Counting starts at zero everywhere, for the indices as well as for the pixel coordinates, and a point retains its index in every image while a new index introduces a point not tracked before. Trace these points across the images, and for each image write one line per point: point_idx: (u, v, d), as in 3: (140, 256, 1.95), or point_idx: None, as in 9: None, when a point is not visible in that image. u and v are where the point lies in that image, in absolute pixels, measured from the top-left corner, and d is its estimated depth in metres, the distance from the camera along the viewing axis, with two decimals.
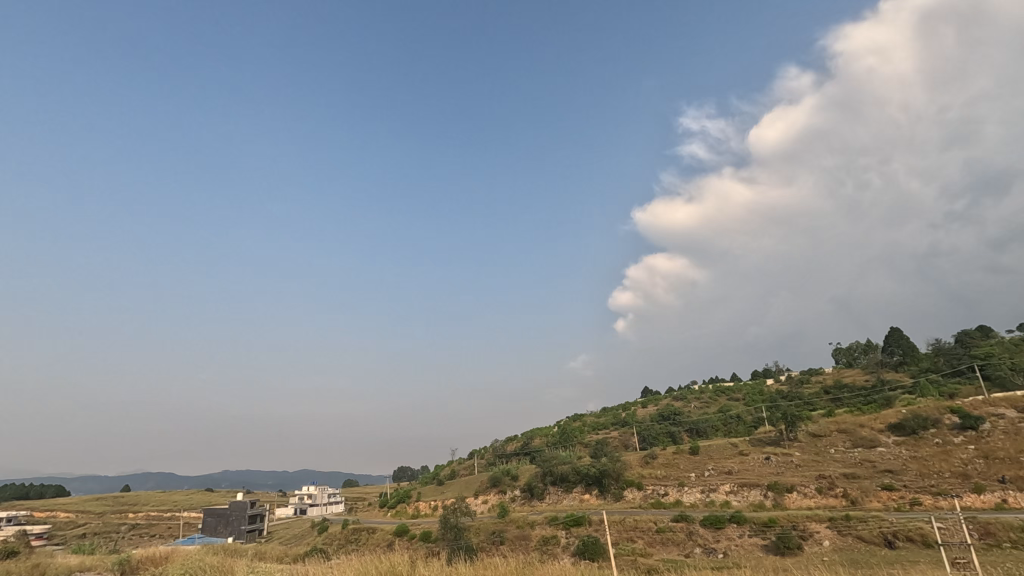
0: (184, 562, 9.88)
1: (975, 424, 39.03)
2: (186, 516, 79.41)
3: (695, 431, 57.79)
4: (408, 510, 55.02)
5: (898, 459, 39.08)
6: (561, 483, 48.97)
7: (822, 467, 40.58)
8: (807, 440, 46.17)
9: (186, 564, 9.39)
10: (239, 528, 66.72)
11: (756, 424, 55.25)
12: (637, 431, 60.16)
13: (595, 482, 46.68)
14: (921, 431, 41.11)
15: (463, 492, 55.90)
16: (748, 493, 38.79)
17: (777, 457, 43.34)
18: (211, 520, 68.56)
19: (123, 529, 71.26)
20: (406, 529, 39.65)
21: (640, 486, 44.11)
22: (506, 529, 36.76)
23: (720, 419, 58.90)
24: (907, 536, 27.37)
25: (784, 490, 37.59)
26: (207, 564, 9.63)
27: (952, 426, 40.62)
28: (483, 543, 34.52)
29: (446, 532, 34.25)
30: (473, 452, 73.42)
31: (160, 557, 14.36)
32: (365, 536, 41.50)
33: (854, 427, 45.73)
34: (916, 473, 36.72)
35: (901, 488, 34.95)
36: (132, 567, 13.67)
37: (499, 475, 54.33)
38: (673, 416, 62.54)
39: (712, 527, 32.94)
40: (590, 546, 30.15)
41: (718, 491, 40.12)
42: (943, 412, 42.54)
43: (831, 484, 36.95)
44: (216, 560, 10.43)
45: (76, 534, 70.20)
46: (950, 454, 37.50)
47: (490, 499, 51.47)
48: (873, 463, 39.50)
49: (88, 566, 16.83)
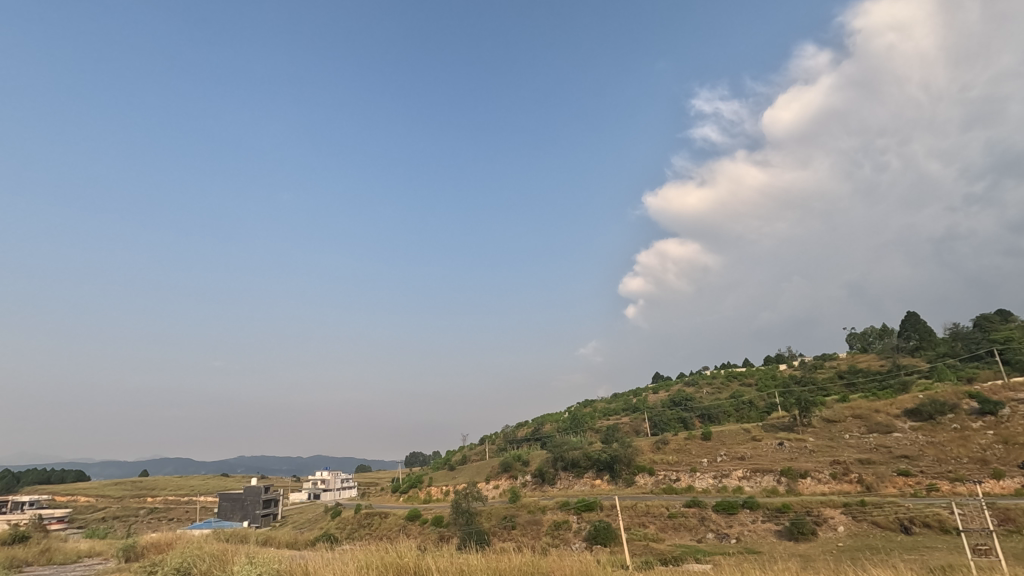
0: (183, 550, 9.33)
1: (994, 409, 38.11)
2: (203, 501, 80.81)
3: (707, 416, 57.27)
4: (419, 495, 55.38)
5: (914, 445, 38.31)
6: (572, 469, 48.82)
7: (837, 452, 39.96)
8: (821, 426, 45.52)
9: (181, 553, 8.82)
10: (253, 512, 67.48)
11: (769, 410, 54.67)
12: (648, 417, 59.85)
13: (606, 467, 46.55)
14: (938, 416, 40.24)
15: (475, 476, 56.01)
16: (761, 478, 38.36)
17: (791, 443, 42.67)
18: (226, 504, 69.38)
19: (142, 513, 72.35)
20: (418, 514, 39.61)
21: (651, 472, 43.80)
22: (517, 514, 36.63)
23: (731, 404, 58.27)
24: (925, 522, 26.84)
25: (798, 476, 37.09)
26: (208, 552, 9.09)
27: (970, 411, 39.70)
28: (494, 528, 34.55)
29: (457, 517, 34.08)
30: (484, 437, 73.43)
31: (166, 543, 14.03)
32: (378, 520, 41.73)
33: (869, 412, 44.96)
34: (933, 459, 36.01)
35: (918, 474, 34.27)
36: (136, 553, 13.31)
37: (510, 460, 54.35)
38: (684, 402, 61.97)
39: (725, 512, 32.47)
40: (601, 531, 29.94)
41: (731, 476, 39.64)
42: (961, 397, 41.68)
43: (846, 470, 36.40)
44: (219, 546, 9.96)
45: (95, 518, 71.60)
46: (969, 439, 36.63)
47: (501, 484, 51.56)
48: (888, 448, 38.80)
49: (96, 552, 16.73)
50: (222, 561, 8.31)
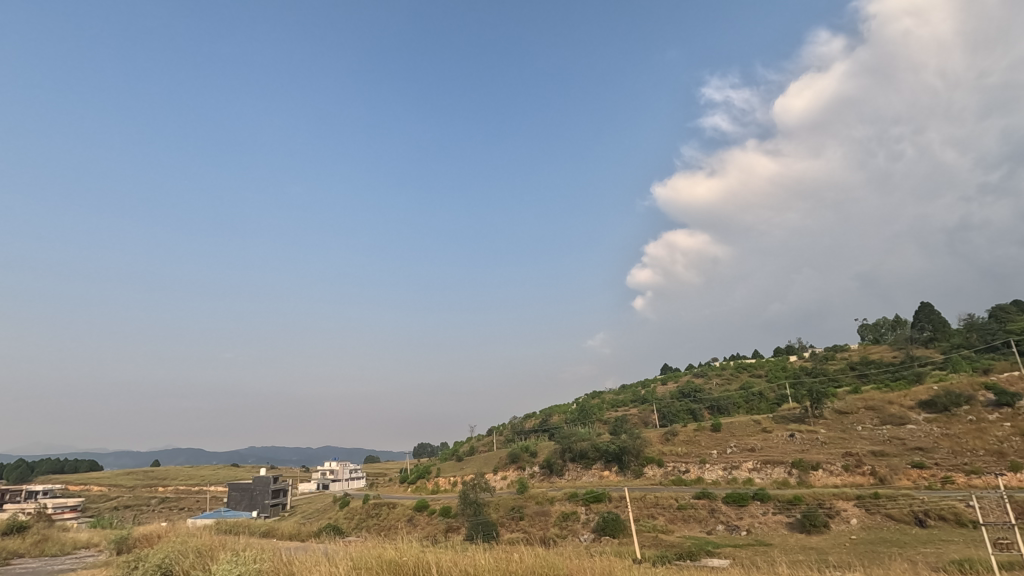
0: (170, 544, 8.80)
1: (1011, 401, 37.13)
2: (214, 491, 81.26)
3: (716, 408, 56.43)
4: (428, 485, 55.33)
5: (929, 437, 37.40)
6: (580, 460, 48.34)
7: (849, 444, 39.12)
8: (833, 417, 44.68)
9: (170, 548, 8.21)
10: (262, 502, 67.59)
11: (780, 401, 53.78)
12: (657, 409, 59.16)
13: (614, 459, 46.07)
14: (953, 408, 39.26)
15: (483, 467, 55.60)
16: (772, 470, 37.65)
17: (801, 434, 41.87)
18: (236, 494, 69.57)
19: (154, 503, 72.54)
20: (426, 504, 39.23)
21: (660, 463, 43.22)
22: (525, 505, 36.17)
23: (741, 395, 57.39)
24: (940, 515, 26.01)
25: (809, 467, 36.34)
26: (195, 545, 8.48)
27: (986, 402, 38.79)
28: (502, 519, 34.18)
29: (465, 507, 33.68)
30: (492, 428, 73.07)
31: (161, 535, 13.52)
32: (386, 511, 41.37)
33: (883, 404, 43.96)
34: (948, 451, 35.13)
35: (933, 466, 33.42)
36: (128, 546, 12.83)
37: (518, 451, 53.85)
38: (692, 393, 61.37)
39: (735, 505, 31.84)
40: (610, 523, 29.34)
41: (741, 468, 39.01)
42: (977, 388, 40.66)
43: (858, 462, 35.62)
44: (210, 541, 9.40)
45: (108, 507, 71.94)
46: (985, 431, 35.59)
47: (509, 476, 51.18)
48: (902, 440, 37.89)
49: (94, 543, 16.47)
50: (208, 559, 7.70)
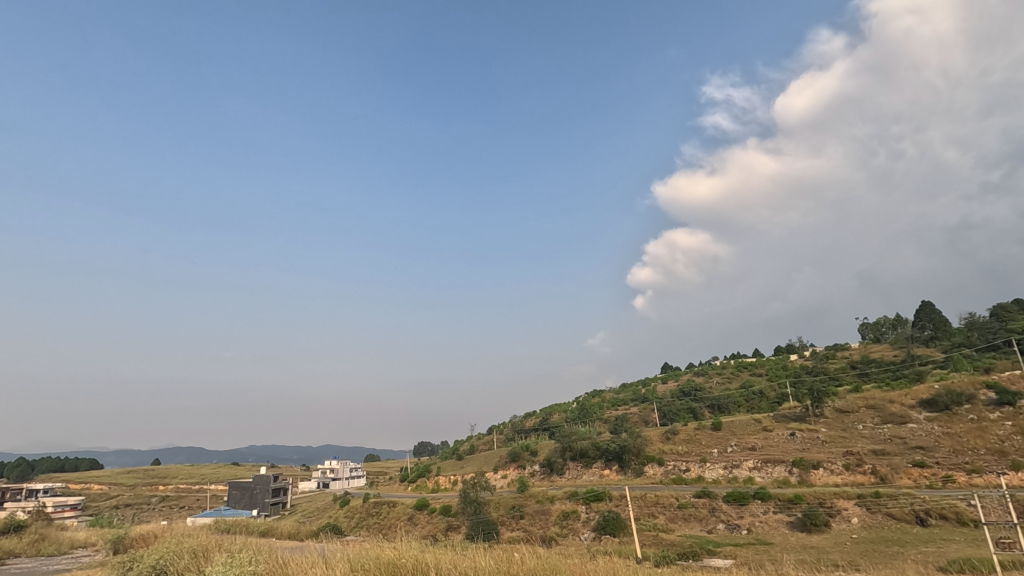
0: (167, 543, 8.70)
1: (1013, 400, 36.97)
2: (215, 489, 81.20)
3: (717, 406, 56.33)
4: (428, 484, 55.25)
5: (929, 436, 37.28)
6: (581, 459, 48.26)
7: (850, 443, 39.00)
8: (834, 416, 44.55)
9: (166, 548, 8.12)
10: (262, 501, 67.51)
11: (780, 400, 53.68)
12: (657, 407, 59.06)
13: (615, 458, 46.00)
14: (954, 407, 39.13)
15: (483, 466, 55.49)
16: (772, 469, 37.55)
17: (802, 433, 41.74)
18: (236, 493, 69.45)
19: (154, 502, 72.42)
20: (426, 503, 39.12)
21: (661, 462, 43.13)
22: (526, 503, 36.08)
23: (741, 394, 57.26)
24: (941, 514, 25.91)
25: (810, 466, 36.23)
26: (190, 545, 8.38)
27: (988, 401, 38.65)
28: (502, 518, 34.08)
29: (465, 506, 33.60)
30: (493, 427, 72.97)
31: (158, 535, 13.41)
32: (387, 510, 41.28)
33: (884, 402, 43.83)
34: (949, 450, 35.01)
35: (933, 465, 33.32)
36: (125, 546, 12.73)
37: (519, 450, 53.75)
38: (693, 392, 61.28)
39: (735, 504, 31.74)
40: (611, 521, 29.26)
41: (741, 467, 38.89)
42: (978, 387, 40.54)
43: (859, 461, 35.51)
44: (205, 541, 9.29)
45: (108, 506, 71.82)
46: (986, 430, 35.46)
47: (509, 474, 51.11)
48: (903, 439, 37.79)
49: (93, 543, 16.31)
50: (203, 559, 7.61)
